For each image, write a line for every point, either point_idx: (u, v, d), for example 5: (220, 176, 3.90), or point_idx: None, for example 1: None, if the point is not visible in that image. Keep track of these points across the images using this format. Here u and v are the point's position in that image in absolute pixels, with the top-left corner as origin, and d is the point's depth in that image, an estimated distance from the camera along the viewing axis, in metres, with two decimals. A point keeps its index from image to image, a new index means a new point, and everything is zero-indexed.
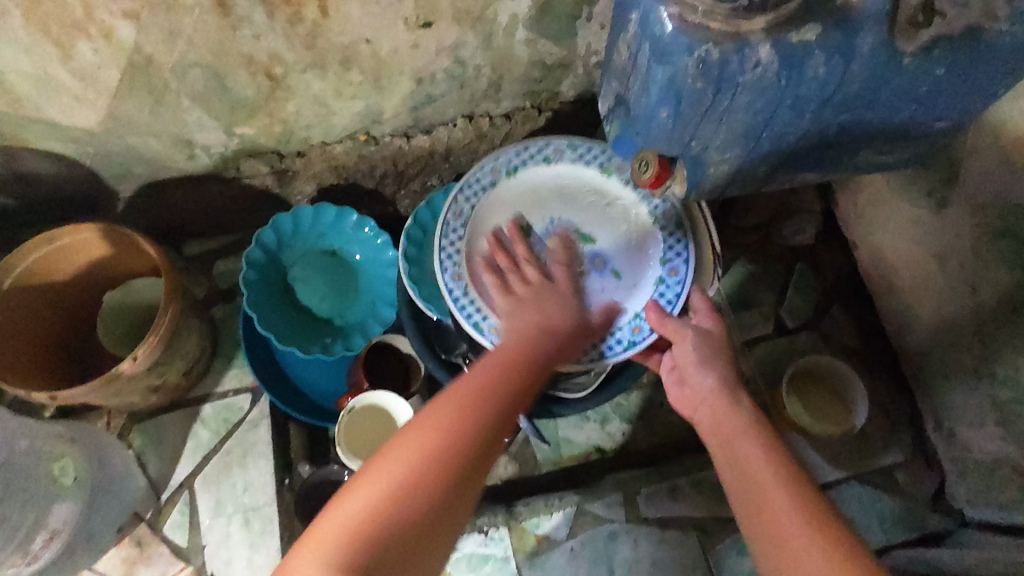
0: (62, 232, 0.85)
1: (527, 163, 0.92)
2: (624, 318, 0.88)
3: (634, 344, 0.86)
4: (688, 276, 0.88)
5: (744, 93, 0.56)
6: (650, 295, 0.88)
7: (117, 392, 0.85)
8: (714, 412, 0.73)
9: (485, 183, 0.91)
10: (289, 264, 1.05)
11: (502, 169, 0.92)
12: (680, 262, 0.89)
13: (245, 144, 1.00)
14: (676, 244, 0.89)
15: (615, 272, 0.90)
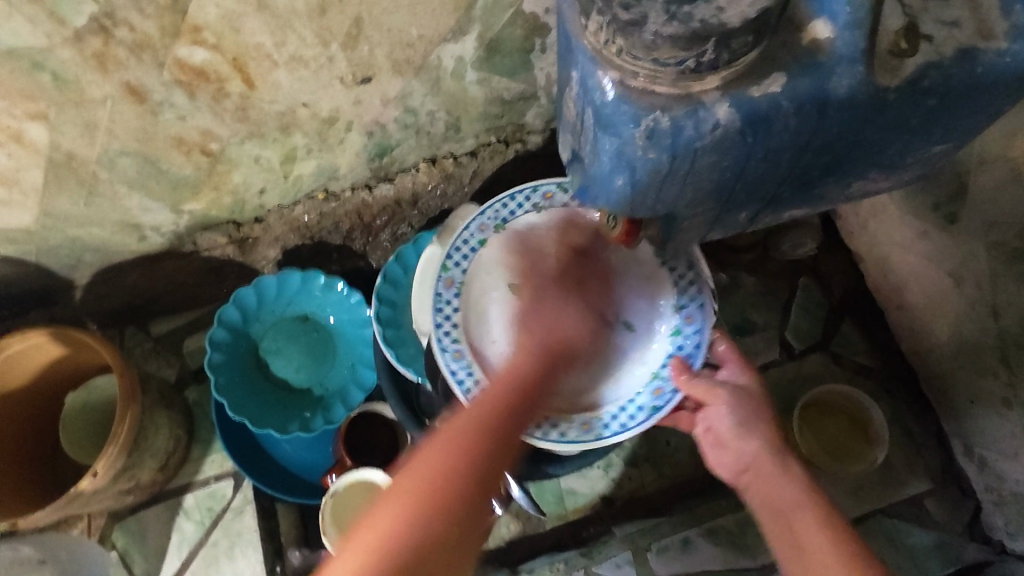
0: (11, 340, 0.80)
1: (518, 212, 0.75)
2: (641, 380, 0.69)
3: (659, 410, 0.67)
4: (706, 324, 0.70)
5: (705, 157, 0.49)
6: (667, 351, 0.69)
7: (86, 504, 0.81)
8: (760, 477, 0.65)
9: (475, 242, 0.74)
10: (260, 337, 1.00)
11: (491, 224, 0.75)
12: (695, 308, 0.71)
13: (197, 219, 0.94)
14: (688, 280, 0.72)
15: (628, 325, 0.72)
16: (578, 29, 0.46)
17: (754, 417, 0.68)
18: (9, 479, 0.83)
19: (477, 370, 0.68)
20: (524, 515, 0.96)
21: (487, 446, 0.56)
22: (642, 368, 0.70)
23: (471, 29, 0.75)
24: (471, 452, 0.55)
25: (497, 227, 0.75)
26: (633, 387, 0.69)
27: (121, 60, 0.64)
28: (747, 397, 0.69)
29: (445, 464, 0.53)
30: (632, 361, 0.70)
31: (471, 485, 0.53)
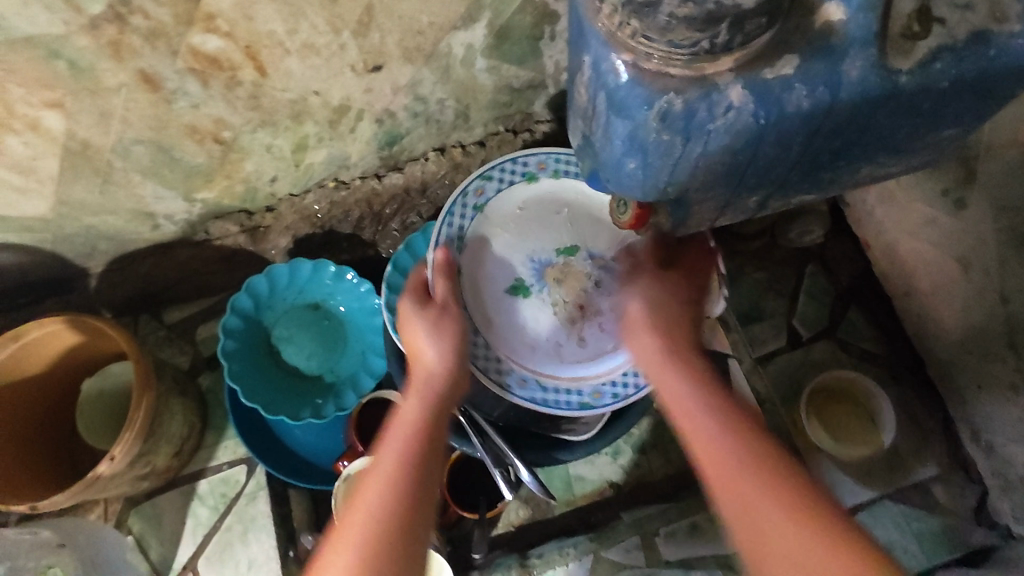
0: (29, 327, 0.81)
1: (469, 224, 0.83)
2: None
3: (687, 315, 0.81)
4: None
5: (717, 139, 0.50)
6: None
7: (104, 488, 0.82)
8: (715, 459, 0.51)
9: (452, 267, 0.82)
10: (271, 325, 1.02)
11: (452, 246, 0.82)
12: None
13: (209, 208, 0.95)
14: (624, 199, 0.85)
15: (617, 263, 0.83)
16: (591, 12, 0.47)
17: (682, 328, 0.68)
18: (25, 464, 0.85)
19: (542, 376, 0.81)
20: (533, 501, 0.98)
21: (410, 463, 0.55)
22: None
23: (481, 17, 0.75)
24: (397, 486, 0.52)
25: (458, 248, 0.82)
26: None
27: (135, 48, 0.65)
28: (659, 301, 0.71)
29: (371, 506, 0.51)
30: None
31: (411, 503, 0.52)
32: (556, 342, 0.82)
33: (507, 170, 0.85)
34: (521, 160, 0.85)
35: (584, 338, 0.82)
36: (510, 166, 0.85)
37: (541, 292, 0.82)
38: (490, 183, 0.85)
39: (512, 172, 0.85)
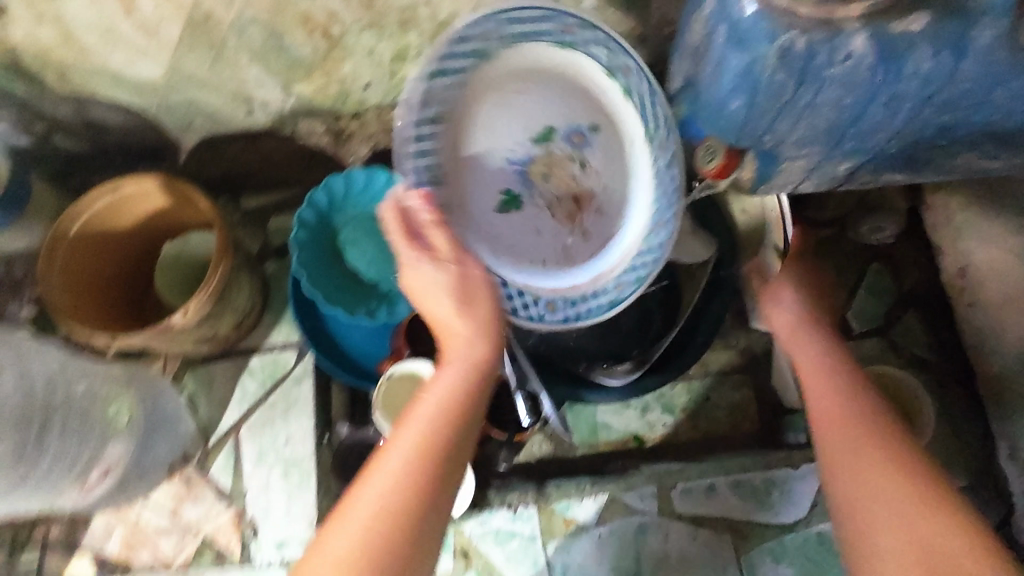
0: (126, 181, 0.88)
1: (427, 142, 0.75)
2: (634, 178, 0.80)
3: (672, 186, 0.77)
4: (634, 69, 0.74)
5: (829, 89, 0.51)
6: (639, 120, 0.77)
7: (172, 340, 0.89)
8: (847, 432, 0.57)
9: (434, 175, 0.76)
10: (339, 227, 1.05)
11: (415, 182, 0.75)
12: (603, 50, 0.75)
13: (302, 103, 0.99)
14: (499, 41, 0.73)
15: (593, 125, 0.78)
16: None
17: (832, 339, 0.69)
18: (105, 308, 0.91)
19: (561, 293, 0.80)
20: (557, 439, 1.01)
21: (424, 464, 0.52)
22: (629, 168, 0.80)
23: None
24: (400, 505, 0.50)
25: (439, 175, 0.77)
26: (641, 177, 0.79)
27: None
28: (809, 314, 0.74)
29: (379, 498, 0.50)
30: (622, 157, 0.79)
31: (410, 516, 0.50)
32: (563, 236, 0.81)
33: (456, 62, 0.73)
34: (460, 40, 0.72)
35: (586, 228, 0.81)
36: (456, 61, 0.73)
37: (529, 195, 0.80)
38: (438, 84, 0.73)
39: (460, 60, 0.73)
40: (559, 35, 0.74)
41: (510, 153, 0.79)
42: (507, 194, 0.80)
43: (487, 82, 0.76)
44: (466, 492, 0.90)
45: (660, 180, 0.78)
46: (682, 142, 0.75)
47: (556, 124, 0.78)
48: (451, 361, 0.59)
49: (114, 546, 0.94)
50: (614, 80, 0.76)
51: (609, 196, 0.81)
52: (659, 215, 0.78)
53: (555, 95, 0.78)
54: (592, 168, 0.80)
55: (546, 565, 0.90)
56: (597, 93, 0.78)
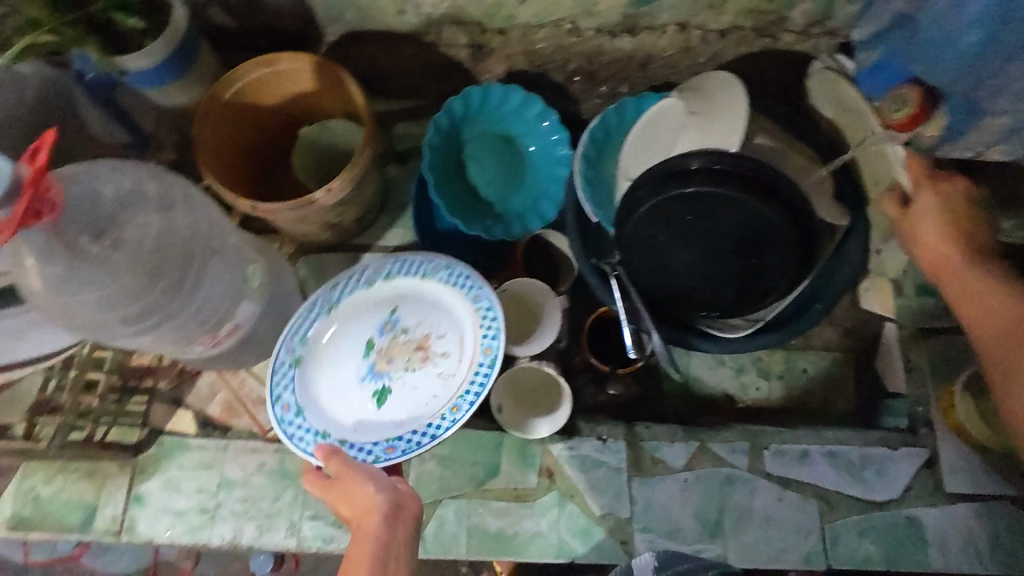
0: (283, 57, 0.88)
1: (287, 391, 0.86)
2: (483, 308, 0.85)
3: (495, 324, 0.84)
4: (420, 265, 0.90)
5: None
6: (456, 296, 0.88)
7: (304, 219, 0.90)
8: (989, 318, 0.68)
9: (297, 412, 0.85)
10: (466, 140, 1.07)
11: (292, 404, 0.85)
12: (392, 267, 0.91)
13: (454, 9, 0.99)
14: (316, 319, 0.89)
15: (392, 309, 0.90)
16: None
17: (965, 227, 0.77)
18: (238, 177, 0.93)
19: (445, 405, 0.82)
20: (648, 383, 1.02)
21: None
22: (452, 311, 0.88)
23: None
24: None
25: (298, 409, 0.85)
26: (481, 308, 0.86)
27: None
28: (949, 211, 0.78)
29: None
30: (449, 321, 0.88)
31: None
32: (433, 375, 0.86)
33: (308, 313, 0.89)
34: (304, 320, 0.89)
35: (431, 359, 0.87)
36: (284, 346, 0.87)
37: (382, 382, 0.87)
38: (287, 353, 0.88)
39: (286, 342, 0.88)
40: (370, 277, 0.90)
41: (359, 373, 0.88)
42: (325, 436, 0.84)
43: (322, 327, 0.90)
44: (561, 415, 0.90)
45: (455, 289, 0.88)
46: (450, 260, 0.89)
47: (371, 334, 0.89)
48: (358, 536, 0.67)
49: (215, 409, 0.97)
50: (388, 283, 0.90)
51: (444, 334, 0.88)
52: (472, 295, 0.86)
53: (379, 315, 0.90)
54: (413, 327, 0.89)
55: (627, 498, 0.90)
56: (380, 298, 0.91)
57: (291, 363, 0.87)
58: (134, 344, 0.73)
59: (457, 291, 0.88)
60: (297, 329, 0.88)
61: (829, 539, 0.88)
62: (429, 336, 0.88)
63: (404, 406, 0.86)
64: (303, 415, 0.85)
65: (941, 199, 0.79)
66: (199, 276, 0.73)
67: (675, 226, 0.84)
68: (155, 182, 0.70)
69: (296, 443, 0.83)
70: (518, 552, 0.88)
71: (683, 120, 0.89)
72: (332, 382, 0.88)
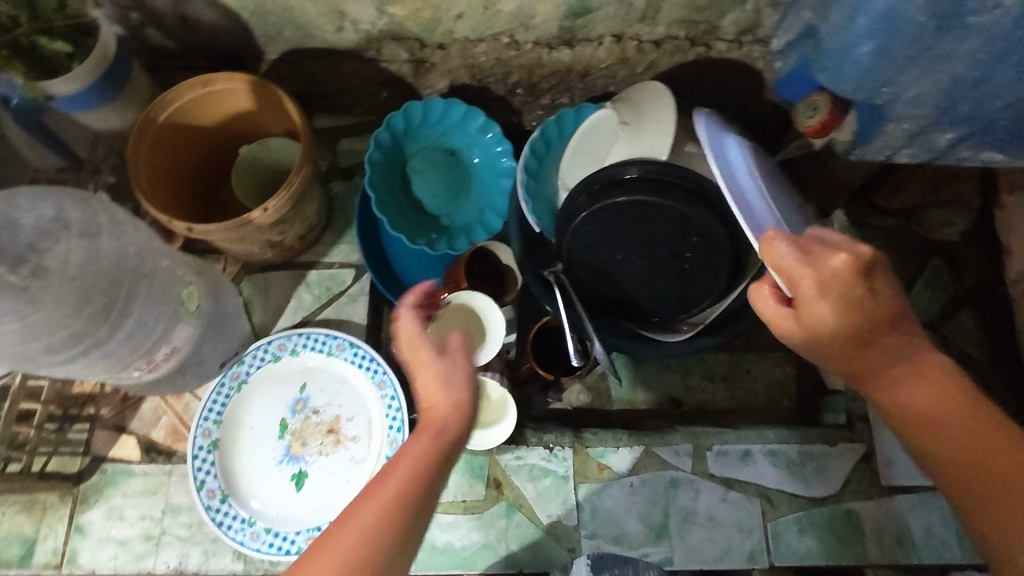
0: (219, 77, 0.89)
1: (209, 475, 0.90)
2: (393, 405, 0.93)
3: (401, 410, 0.93)
4: (328, 342, 0.96)
5: (968, 39, 0.54)
6: (364, 384, 0.95)
7: (243, 239, 0.90)
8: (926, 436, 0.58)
9: (220, 494, 0.90)
10: (410, 155, 1.07)
11: (218, 490, 0.90)
12: (298, 344, 0.96)
13: (393, 26, 1.00)
14: (227, 398, 0.94)
15: (301, 386, 0.97)
16: None
17: (869, 307, 0.59)
18: (175, 198, 0.93)
19: None
20: (596, 390, 1.03)
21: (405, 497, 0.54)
22: (361, 395, 0.96)
23: None
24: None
25: (224, 493, 0.90)
26: (384, 401, 0.94)
27: None
28: (844, 292, 0.59)
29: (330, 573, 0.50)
30: (357, 401, 0.96)
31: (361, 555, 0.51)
32: (343, 457, 0.94)
33: (214, 406, 0.93)
34: (205, 418, 0.93)
35: (342, 438, 0.95)
36: (200, 435, 0.92)
37: (298, 464, 0.94)
38: (203, 438, 0.92)
39: (198, 450, 0.91)
40: (276, 352, 0.96)
41: (275, 457, 0.94)
42: (252, 524, 0.89)
43: (239, 425, 0.95)
44: (507, 427, 0.91)
45: (361, 370, 0.95)
46: (353, 340, 0.95)
47: (284, 415, 0.96)
48: (435, 427, 0.60)
49: (159, 434, 0.95)
50: (296, 358, 0.97)
51: (354, 415, 0.96)
52: (378, 379, 0.94)
53: (291, 392, 0.97)
54: (322, 409, 0.96)
55: (574, 505, 0.91)
56: (288, 374, 0.97)
57: (209, 446, 0.92)
58: (63, 372, 0.73)
59: (364, 376, 0.95)
60: (212, 408, 0.93)
61: (771, 537, 0.90)
62: (338, 416, 0.96)
63: (322, 489, 0.93)
64: (228, 500, 0.90)
65: (828, 288, 0.59)
66: (131, 302, 0.73)
67: (612, 233, 0.86)
68: (80, 207, 0.69)
69: (230, 534, 0.88)
70: (468, 565, 0.89)
71: (616, 130, 0.91)
72: (255, 462, 0.94)
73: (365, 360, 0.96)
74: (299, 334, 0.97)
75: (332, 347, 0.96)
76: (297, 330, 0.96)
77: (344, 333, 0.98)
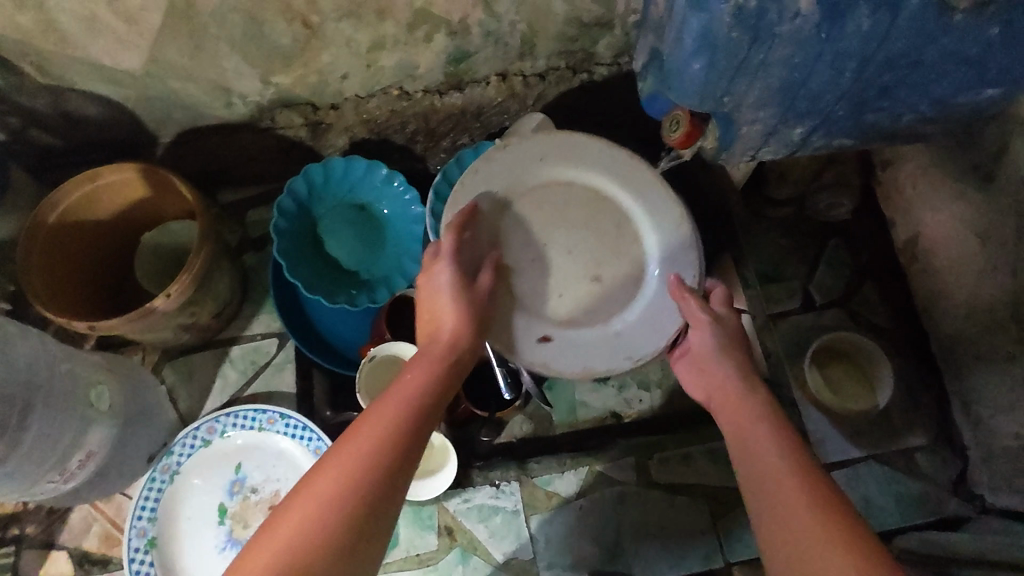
0: (107, 170, 0.87)
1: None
2: None
3: None
4: (259, 418, 0.94)
5: (781, 47, 0.55)
6: (301, 454, 0.94)
7: (152, 327, 0.88)
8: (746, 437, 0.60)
9: None
10: (319, 217, 1.07)
11: None
12: (229, 425, 0.94)
13: (281, 94, 1.01)
14: (159, 492, 0.91)
15: (236, 467, 0.95)
16: None
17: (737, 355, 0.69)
18: (80, 296, 0.91)
19: None
20: (536, 418, 0.99)
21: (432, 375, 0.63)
22: (299, 466, 0.94)
23: None
24: (358, 483, 0.51)
25: None
26: None
27: None
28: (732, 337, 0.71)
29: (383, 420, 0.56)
30: (296, 473, 0.94)
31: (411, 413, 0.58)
32: None
33: (147, 502, 0.90)
34: (139, 517, 0.89)
35: None
36: (136, 536, 0.88)
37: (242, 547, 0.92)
38: (139, 539, 0.89)
39: (135, 552, 0.88)
40: (206, 437, 0.93)
41: (217, 544, 0.92)
42: None
43: (175, 517, 0.92)
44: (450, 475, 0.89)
45: (296, 440, 0.94)
46: (285, 411, 0.93)
47: (222, 498, 0.94)
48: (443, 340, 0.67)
49: (91, 543, 0.91)
50: (229, 439, 0.94)
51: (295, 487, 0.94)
52: (313, 447, 0.93)
53: (227, 474, 0.95)
54: (262, 486, 0.95)
55: (528, 539, 0.91)
56: (222, 457, 0.95)
57: (145, 546, 0.89)
58: None
59: (298, 446, 0.94)
60: (146, 505, 0.90)
61: (722, 534, 0.92)
62: (278, 490, 0.95)
63: None
64: None
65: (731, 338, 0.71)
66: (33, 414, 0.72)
67: None
68: None
69: None
70: None
71: None
72: (197, 552, 0.92)
73: (299, 430, 0.93)
74: (227, 415, 0.94)
75: (263, 422, 0.94)
76: (225, 410, 0.93)
77: (274, 406, 0.95)
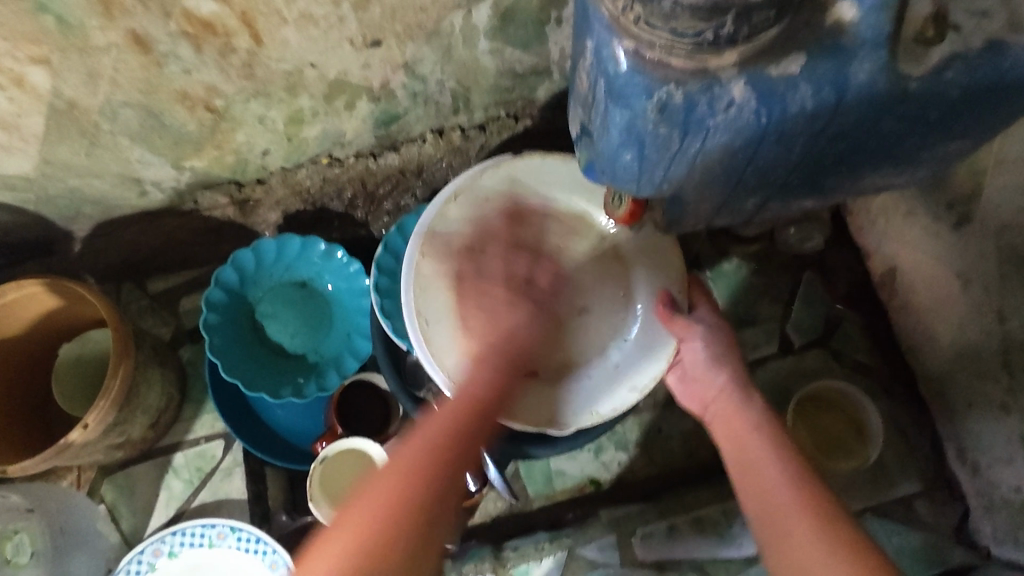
0: (5, 288, 0.79)
1: None
2: None
3: None
4: (207, 532, 0.87)
5: (717, 136, 0.48)
6: (257, 567, 0.86)
7: (76, 455, 0.81)
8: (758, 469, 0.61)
9: None
10: (256, 300, 0.99)
11: None
12: (176, 542, 0.87)
13: (198, 177, 0.93)
14: None
15: None
16: None
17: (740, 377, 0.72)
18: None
19: None
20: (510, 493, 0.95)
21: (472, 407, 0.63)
22: None
23: None
24: (442, 444, 0.56)
25: None
26: None
27: (126, 6, 0.63)
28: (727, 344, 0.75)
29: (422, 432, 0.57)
30: None
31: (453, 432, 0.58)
32: None
33: None
34: None
35: None
36: None
37: None
38: None
39: None
40: (152, 559, 0.86)
41: None
42: None
43: None
44: None
45: (250, 554, 0.86)
46: (235, 524, 0.86)
47: None
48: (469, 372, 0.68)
49: None
50: (177, 558, 0.87)
51: None
52: (269, 561, 0.85)
53: None
54: None
55: None
56: None
57: None
58: None
59: (253, 559, 0.86)
60: None
61: None
62: None
63: None
64: None
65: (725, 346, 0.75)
66: None
67: None
68: None
69: None
70: None
71: None
72: None
73: (252, 542, 0.86)
74: (172, 533, 0.87)
75: (212, 537, 0.87)
76: (168, 528, 0.86)
77: (224, 517, 0.88)
